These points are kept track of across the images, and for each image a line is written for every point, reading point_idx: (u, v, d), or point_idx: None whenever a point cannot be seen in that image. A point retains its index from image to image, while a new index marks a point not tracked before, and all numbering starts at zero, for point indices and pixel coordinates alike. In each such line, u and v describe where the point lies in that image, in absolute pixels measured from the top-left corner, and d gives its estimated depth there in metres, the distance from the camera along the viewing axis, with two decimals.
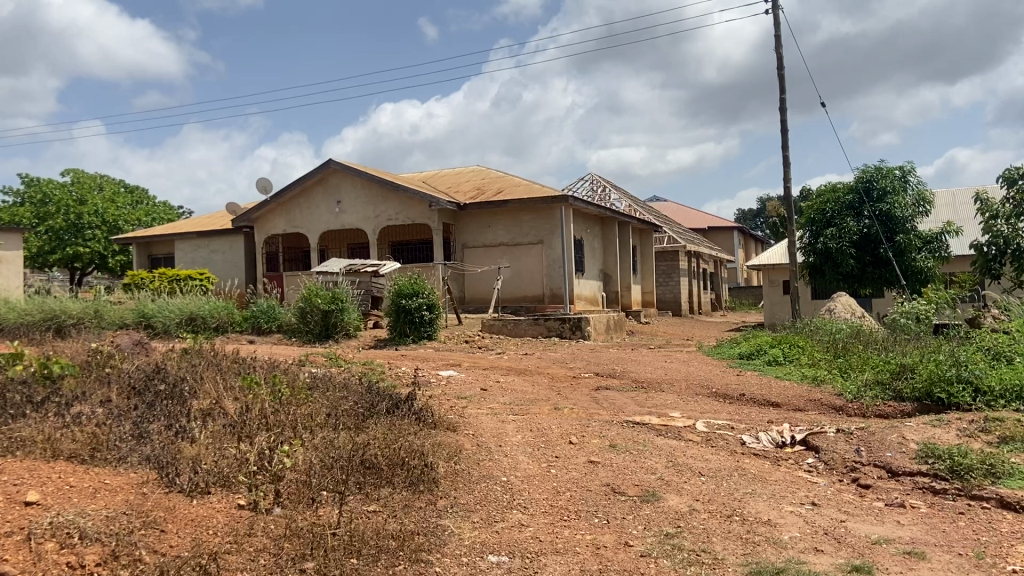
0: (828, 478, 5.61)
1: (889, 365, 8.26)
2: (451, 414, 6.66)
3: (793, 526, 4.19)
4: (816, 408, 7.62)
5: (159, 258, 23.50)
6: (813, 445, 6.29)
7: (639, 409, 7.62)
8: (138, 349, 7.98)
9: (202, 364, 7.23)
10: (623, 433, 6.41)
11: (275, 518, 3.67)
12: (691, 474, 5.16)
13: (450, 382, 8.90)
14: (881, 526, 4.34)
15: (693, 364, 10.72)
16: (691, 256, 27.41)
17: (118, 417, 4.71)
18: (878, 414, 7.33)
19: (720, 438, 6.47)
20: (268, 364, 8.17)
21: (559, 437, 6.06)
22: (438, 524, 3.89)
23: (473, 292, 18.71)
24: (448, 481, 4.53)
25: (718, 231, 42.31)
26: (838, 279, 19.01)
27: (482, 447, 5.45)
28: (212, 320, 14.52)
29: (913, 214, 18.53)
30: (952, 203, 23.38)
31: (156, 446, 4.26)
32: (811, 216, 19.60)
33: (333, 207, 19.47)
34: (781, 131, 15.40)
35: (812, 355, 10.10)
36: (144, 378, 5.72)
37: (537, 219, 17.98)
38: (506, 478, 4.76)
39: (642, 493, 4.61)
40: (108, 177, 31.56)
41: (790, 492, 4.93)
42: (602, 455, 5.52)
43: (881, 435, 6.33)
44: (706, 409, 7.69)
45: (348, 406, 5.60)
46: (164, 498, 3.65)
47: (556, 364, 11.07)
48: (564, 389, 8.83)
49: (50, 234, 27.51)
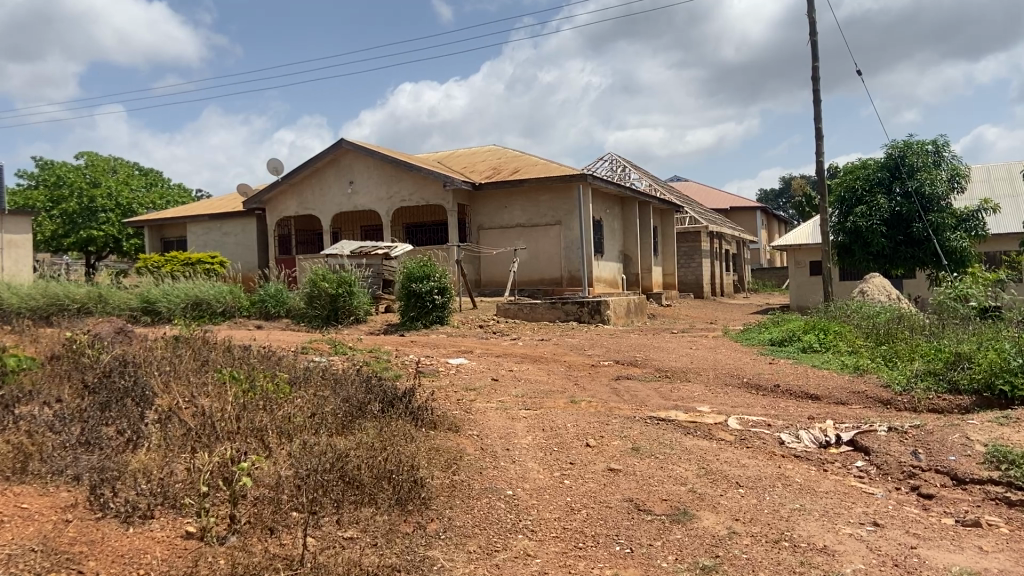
0: (883, 487, 4.89)
1: (942, 354, 7.44)
2: (455, 411, 6.00)
3: (856, 557, 3.47)
4: (861, 402, 6.89)
5: (171, 241, 23.05)
6: (863, 446, 5.56)
7: (664, 403, 6.91)
8: (121, 339, 7.37)
9: (188, 355, 6.62)
10: (646, 431, 5.71)
11: (226, 550, 3.02)
12: (728, 485, 4.43)
13: (458, 371, 8.24)
14: (960, 554, 3.61)
15: (720, 351, 9.97)
16: (713, 236, 26.49)
17: (63, 420, 4.10)
18: (930, 409, 6.61)
19: (756, 437, 5.74)
20: (262, 353, 7.53)
21: (573, 438, 5.35)
22: (427, 556, 3.22)
23: (489, 275, 18.02)
24: (443, 498, 3.86)
25: (740, 211, 41.16)
26: (868, 260, 18.09)
27: (486, 452, 4.78)
28: (217, 304, 13.91)
29: (948, 191, 17.51)
30: (990, 179, 22.28)
31: (99, 458, 3.64)
32: (840, 194, 18.68)
33: (346, 187, 18.82)
34: (815, 103, 14.47)
35: (852, 342, 9.31)
36: (104, 373, 5.07)
37: (554, 199, 17.22)
38: (512, 492, 4.08)
39: (671, 512, 3.91)
40: (123, 159, 31.15)
41: (846, 509, 4.18)
42: (624, 461, 4.82)
43: (940, 435, 5.55)
44: (737, 402, 6.96)
45: (335, 405, 4.94)
46: (90, 529, 3.01)
47: (573, 351, 10.34)
48: (581, 380, 8.16)
49: (63, 218, 27.18)
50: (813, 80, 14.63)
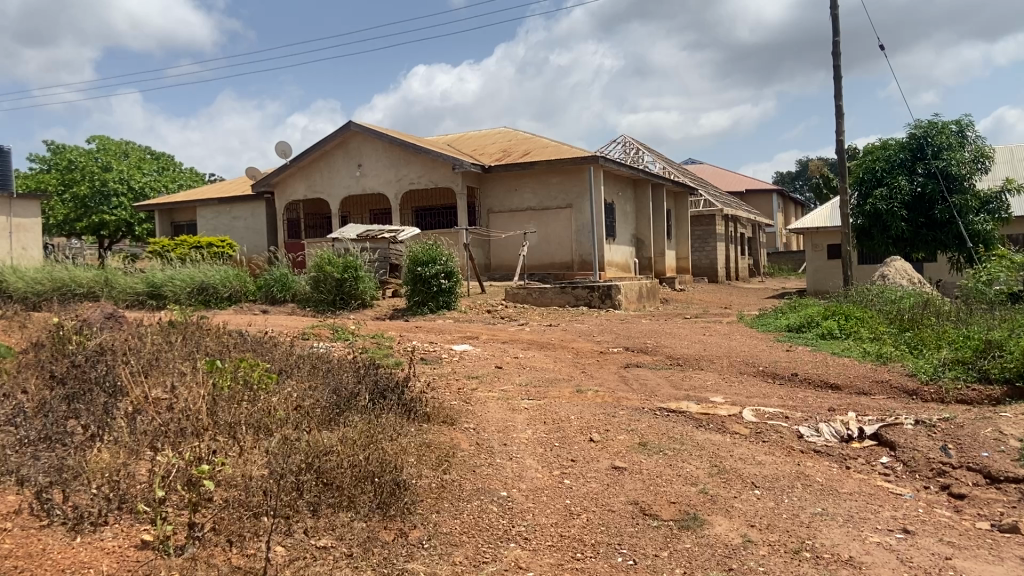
0: (910, 486, 4.54)
1: (972, 342, 7.03)
2: (454, 402, 5.69)
3: (885, 569, 3.13)
4: (883, 392, 6.53)
5: (180, 225, 22.85)
6: (888, 441, 5.19)
7: (675, 393, 6.56)
8: (111, 325, 7.11)
9: (179, 342, 6.34)
10: (655, 424, 5.37)
11: (180, 563, 2.70)
12: (743, 486, 4.08)
13: (463, 358, 7.94)
14: (1000, 566, 3.25)
15: (735, 338, 9.58)
16: (728, 219, 25.96)
17: (23, 413, 3.82)
18: (959, 400, 6.23)
19: (773, 431, 5.39)
20: (258, 339, 7.25)
21: (576, 432, 5.01)
22: (405, 569, 2.90)
23: (499, 259, 17.66)
24: (431, 501, 3.55)
25: (756, 194, 40.50)
26: (887, 243, 17.59)
27: (482, 448, 4.45)
28: (223, 289, 13.56)
29: (972, 171, 16.91)
30: (1014, 159, 21.63)
31: (55, 456, 3.35)
32: (858, 176, 18.15)
33: (354, 170, 18.48)
34: (835, 80, 13.93)
35: (874, 328, 8.89)
36: (77, 365, 4.78)
37: (565, 181, 16.82)
38: (507, 494, 3.75)
39: (679, 517, 3.57)
40: (134, 143, 30.97)
41: (873, 513, 3.83)
42: (630, 458, 4.48)
43: (971, 429, 5.15)
44: (753, 393, 6.60)
45: (321, 397, 4.63)
46: (30, 539, 2.72)
47: (582, 337, 9.98)
48: (589, 367, 7.82)
49: (75, 202, 27.04)
50: (834, 55, 14.08)
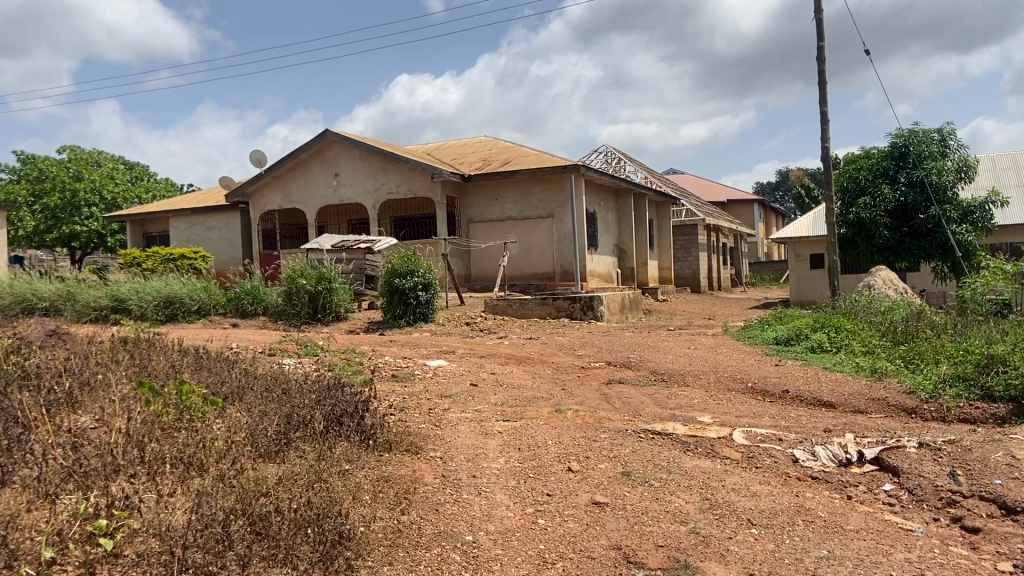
0: (918, 519, 4.12)
1: (972, 356, 6.67)
2: (421, 425, 5.23)
3: None
4: (882, 410, 6.14)
5: (153, 235, 22.20)
6: (890, 466, 4.77)
7: (660, 413, 6.10)
8: (52, 344, 6.54)
9: (124, 361, 5.82)
10: (641, 450, 4.92)
11: None
12: (738, 525, 3.64)
13: (435, 374, 7.47)
14: None
15: (722, 351, 9.17)
16: (711, 229, 25.67)
17: None
18: (961, 420, 5.84)
19: (766, 455, 4.96)
20: (213, 357, 6.73)
21: (554, 461, 4.54)
22: None
23: (479, 269, 17.21)
24: (381, 552, 3.08)
25: (737, 204, 40.38)
26: (871, 252, 17.33)
27: (447, 481, 3.99)
28: (192, 302, 12.95)
29: (956, 180, 16.67)
30: (996, 169, 21.50)
31: None
32: (842, 185, 17.92)
33: (331, 179, 17.98)
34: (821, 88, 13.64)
35: (866, 341, 8.54)
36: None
37: (546, 190, 16.42)
38: (473, 538, 3.29)
39: (668, 565, 3.14)
40: (107, 153, 30.24)
41: (885, 554, 3.41)
42: (612, 491, 4.03)
43: (980, 452, 4.75)
44: (743, 412, 6.17)
45: (269, 425, 4.13)
46: None
47: (562, 351, 9.53)
48: (569, 384, 7.37)
49: (46, 213, 26.27)
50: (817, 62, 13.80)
